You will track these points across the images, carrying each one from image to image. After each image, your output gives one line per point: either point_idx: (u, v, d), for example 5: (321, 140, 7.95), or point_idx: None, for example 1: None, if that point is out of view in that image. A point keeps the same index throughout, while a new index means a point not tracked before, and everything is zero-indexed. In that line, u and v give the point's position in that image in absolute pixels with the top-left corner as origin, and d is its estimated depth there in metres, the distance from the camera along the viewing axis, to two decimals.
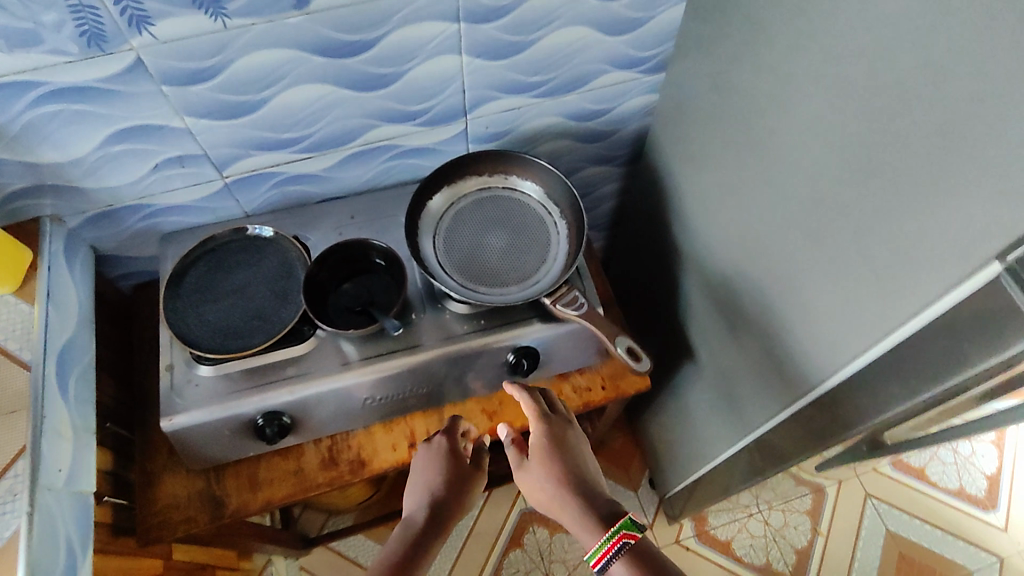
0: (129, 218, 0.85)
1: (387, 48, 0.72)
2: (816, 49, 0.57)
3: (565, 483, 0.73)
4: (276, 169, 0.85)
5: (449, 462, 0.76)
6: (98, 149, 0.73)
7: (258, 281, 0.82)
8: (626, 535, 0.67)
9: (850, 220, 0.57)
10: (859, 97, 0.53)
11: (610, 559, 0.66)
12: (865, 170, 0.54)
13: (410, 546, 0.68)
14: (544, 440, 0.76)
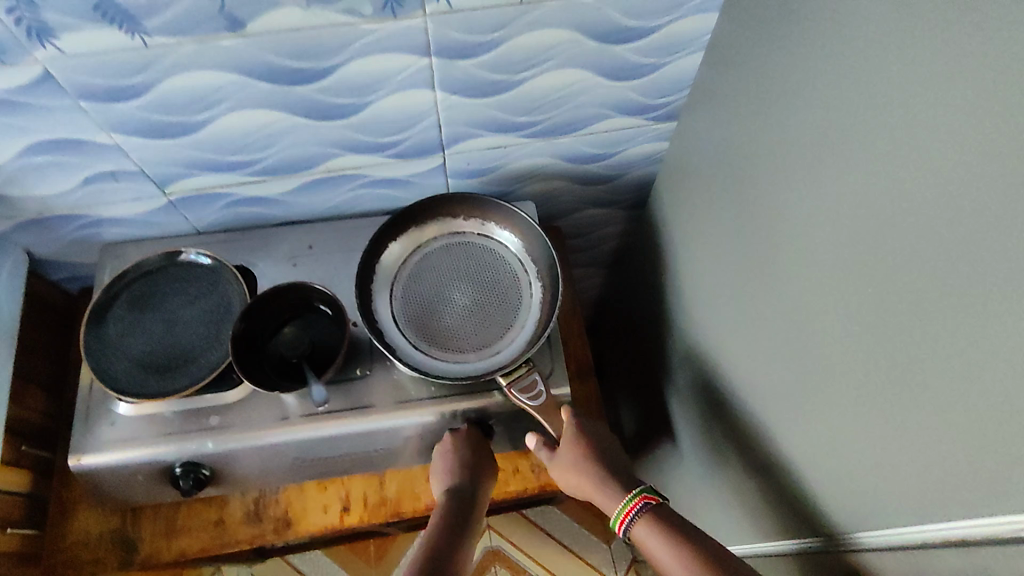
0: (65, 227, 0.78)
1: (344, 78, 0.63)
2: (858, 156, 0.48)
3: (597, 467, 0.68)
4: (223, 189, 0.76)
5: (472, 459, 0.73)
6: (16, 159, 0.66)
7: (193, 314, 0.75)
8: (647, 497, 0.61)
9: (876, 362, 0.48)
10: (897, 250, 0.45)
11: (633, 521, 0.60)
12: (893, 336, 0.46)
13: (439, 543, 0.65)
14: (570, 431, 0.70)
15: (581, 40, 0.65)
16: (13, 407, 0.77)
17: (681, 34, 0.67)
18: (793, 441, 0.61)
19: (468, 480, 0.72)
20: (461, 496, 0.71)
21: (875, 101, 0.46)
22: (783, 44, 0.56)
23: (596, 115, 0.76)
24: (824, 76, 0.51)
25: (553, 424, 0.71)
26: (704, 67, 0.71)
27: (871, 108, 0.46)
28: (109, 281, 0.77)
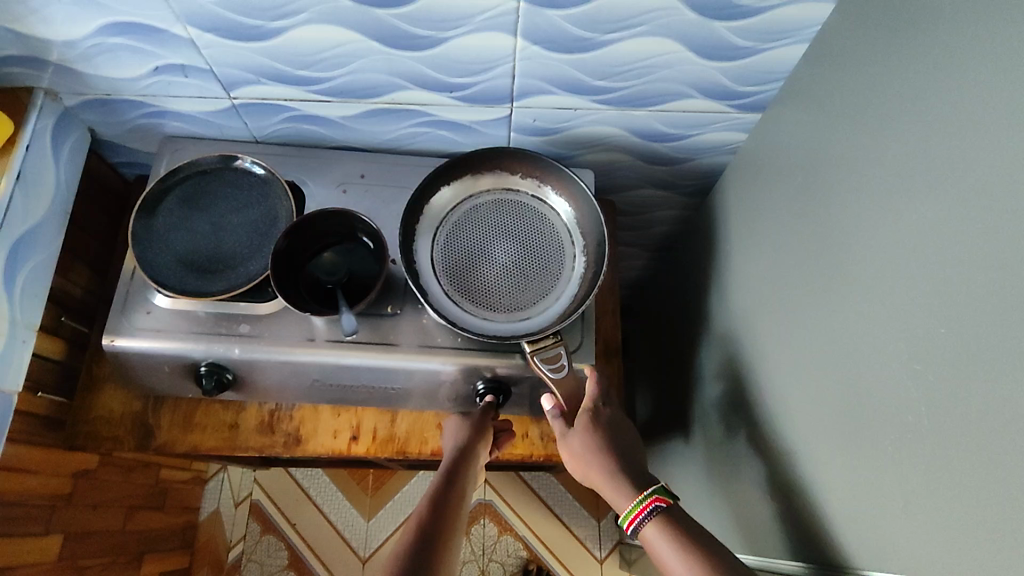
0: (130, 112, 0.78)
1: (428, 8, 0.61)
2: (950, 193, 0.45)
3: (607, 451, 0.65)
4: (286, 103, 0.76)
5: (480, 436, 0.71)
6: (93, 37, 0.66)
7: (240, 222, 0.75)
8: (659, 498, 0.59)
9: (918, 410, 0.46)
10: (985, 295, 0.41)
11: (644, 522, 0.58)
12: (957, 383, 0.43)
13: (436, 501, 0.62)
14: (588, 415, 0.67)
15: (679, 9, 0.61)
16: (58, 279, 0.80)
17: (783, 22, 0.62)
18: (812, 464, 0.60)
19: (472, 451, 0.69)
20: (463, 461, 0.68)
21: (986, 135, 0.42)
22: (898, 51, 0.51)
23: (677, 93, 0.72)
24: (933, 93, 0.47)
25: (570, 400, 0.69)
26: (806, 61, 0.66)
27: (980, 144, 0.43)
28: (162, 175, 0.77)
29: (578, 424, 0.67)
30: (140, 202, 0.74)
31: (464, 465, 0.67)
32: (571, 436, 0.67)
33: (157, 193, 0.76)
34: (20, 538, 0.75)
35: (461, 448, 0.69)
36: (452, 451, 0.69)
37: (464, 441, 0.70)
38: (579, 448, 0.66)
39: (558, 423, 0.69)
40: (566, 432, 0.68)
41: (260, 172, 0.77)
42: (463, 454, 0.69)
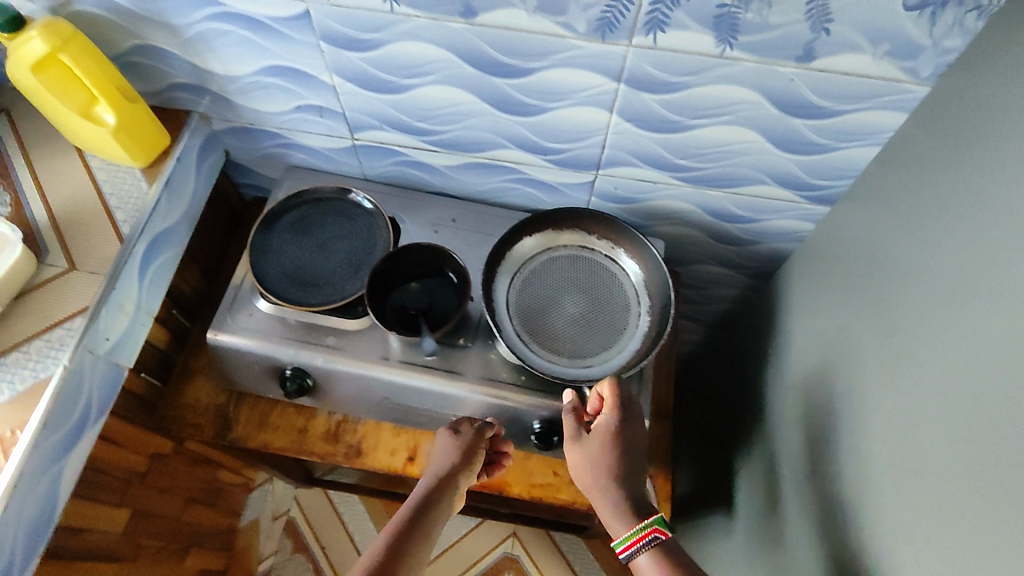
0: (265, 140, 0.91)
1: (539, 82, 0.70)
2: (988, 283, 0.49)
3: (614, 468, 0.68)
4: (401, 148, 0.87)
5: (465, 459, 0.73)
6: (253, 75, 0.79)
7: (342, 245, 0.84)
8: (658, 530, 0.63)
9: (974, 502, 0.47)
10: (1009, 378, 0.45)
11: (637, 551, 0.63)
12: (983, 455, 0.46)
13: (404, 527, 0.64)
14: (613, 424, 0.70)
15: (764, 105, 0.68)
16: (177, 276, 0.90)
17: (858, 126, 0.68)
18: (858, 537, 0.61)
19: (454, 474, 0.71)
20: (441, 487, 0.70)
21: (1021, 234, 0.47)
22: (959, 156, 0.55)
23: (750, 178, 0.79)
24: (981, 194, 0.52)
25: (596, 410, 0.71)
26: (877, 162, 0.71)
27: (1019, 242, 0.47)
28: (285, 196, 0.88)
29: (597, 431, 0.70)
30: (261, 220, 0.85)
31: (442, 488, 0.70)
32: (586, 442, 0.70)
33: (274, 213, 0.85)
34: (98, 504, 0.82)
35: (444, 470, 0.71)
36: (433, 472, 0.71)
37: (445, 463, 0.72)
38: (590, 453, 0.69)
39: (569, 419, 0.72)
40: (578, 435, 0.71)
41: (366, 205, 0.86)
42: (444, 477, 0.71)
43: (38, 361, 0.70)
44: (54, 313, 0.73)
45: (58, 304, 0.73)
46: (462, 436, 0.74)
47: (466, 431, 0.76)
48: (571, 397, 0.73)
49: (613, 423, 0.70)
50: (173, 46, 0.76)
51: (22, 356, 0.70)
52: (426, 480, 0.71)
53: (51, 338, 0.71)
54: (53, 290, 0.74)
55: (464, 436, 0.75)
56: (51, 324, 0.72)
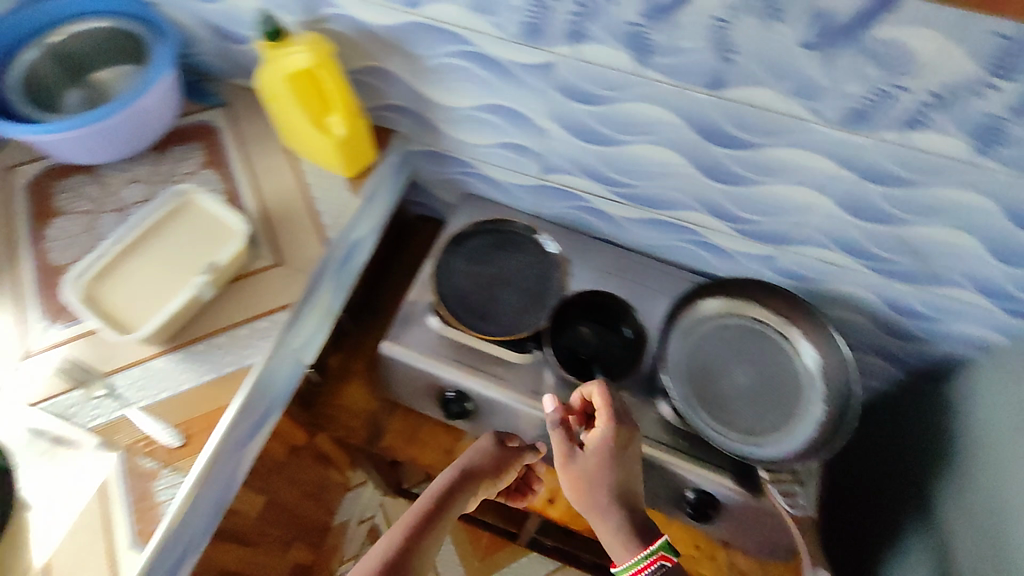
0: (453, 166, 0.95)
1: (761, 157, 0.71)
2: None
3: (611, 492, 0.68)
4: (586, 195, 0.89)
5: (497, 468, 0.77)
6: (469, 108, 0.83)
7: (517, 281, 0.87)
8: (663, 558, 0.67)
9: None
10: None
11: (646, 574, 0.67)
12: None
13: (419, 527, 0.68)
14: (609, 442, 0.69)
15: (995, 214, 0.66)
16: None
17: None
18: None
19: (483, 479, 0.75)
20: (461, 486, 0.74)
21: None
22: None
23: (949, 280, 0.77)
24: None
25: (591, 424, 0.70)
26: None
27: None
28: (473, 225, 0.92)
29: (591, 446, 0.70)
30: (442, 244, 0.89)
31: (460, 486, 0.74)
32: (584, 466, 0.69)
33: (456, 241, 0.90)
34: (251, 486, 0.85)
35: (473, 473, 0.75)
36: (461, 471, 0.75)
37: (468, 463, 0.76)
38: (583, 483, 0.68)
39: (558, 434, 0.71)
40: (573, 452, 0.70)
41: (547, 248, 0.89)
42: (469, 478, 0.75)
43: (242, 348, 0.75)
44: (260, 304, 0.77)
45: (264, 296, 0.78)
46: (504, 448, 0.79)
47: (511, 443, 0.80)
48: (554, 406, 0.73)
49: (603, 438, 0.69)
50: (404, 71, 0.81)
51: (229, 339, 0.75)
52: (450, 475, 0.75)
53: (257, 327, 0.76)
54: (261, 282, 0.79)
55: (506, 448, 0.79)
56: (257, 314, 0.77)
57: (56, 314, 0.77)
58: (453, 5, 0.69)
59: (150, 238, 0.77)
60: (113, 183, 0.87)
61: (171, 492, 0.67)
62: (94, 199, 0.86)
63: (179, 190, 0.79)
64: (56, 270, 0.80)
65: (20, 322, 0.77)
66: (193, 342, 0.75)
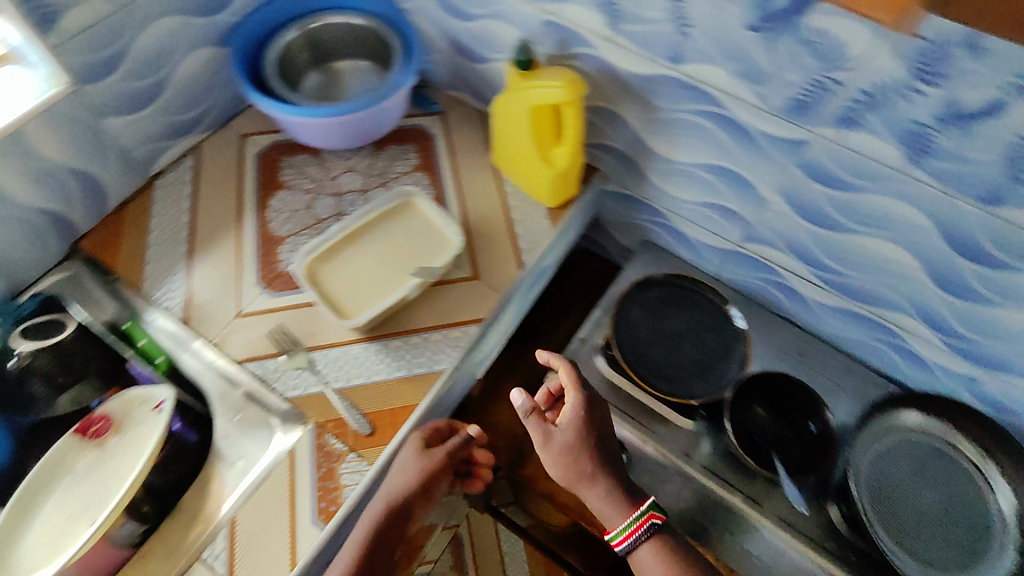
0: (644, 214, 0.95)
1: (1011, 279, 0.67)
2: None
3: (593, 461, 0.74)
4: (781, 271, 0.87)
5: (438, 473, 0.70)
6: (690, 164, 0.82)
7: (695, 343, 0.85)
8: (654, 514, 0.74)
9: None
10: None
11: (638, 539, 0.74)
12: None
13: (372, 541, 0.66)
14: (580, 412, 0.75)
15: None
16: None
17: None
18: None
19: (423, 497, 0.69)
20: (400, 498, 0.68)
21: None
22: None
23: None
24: None
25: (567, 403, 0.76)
26: None
27: None
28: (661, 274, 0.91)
29: (567, 423, 0.75)
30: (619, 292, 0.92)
31: (405, 496, 0.68)
32: (540, 437, 0.76)
33: (638, 287, 0.89)
34: None
35: (413, 486, 0.69)
36: (404, 484, 0.69)
37: (402, 476, 0.69)
38: (563, 455, 0.75)
39: (534, 420, 0.76)
40: (549, 434, 0.75)
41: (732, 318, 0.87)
42: (414, 493, 0.69)
43: (434, 353, 0.78)
44: (454, 314, 0.80)
45: (458, 307, 0.81)
46: (435, 457, 0.70)
47: (437, 451, 0.71)
48: (523, 396, 0.76)
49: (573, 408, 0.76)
50: (635, 118, 0.82)
51: (422, 342, 0.78)
52: (383, 502, 0.68)
53: (448, 335, 0.79)
54: (457, 292, 0.82)
55: (434, 455, 0.71)
56: (450, 323, 0.79)
57: (270, 281, 0.82)
58: (719, 68, 0.69)
59: (369, 230, 0.81)
60: (333, 168, 0.92)
61: (354, 478, 0.69)
62: (316, 179, 0.91)
63: (403, 191, 0.84)
64: (277, 240, 0.85)
65: (237, 283, 0.82)
66: (390, 336, 0.78)
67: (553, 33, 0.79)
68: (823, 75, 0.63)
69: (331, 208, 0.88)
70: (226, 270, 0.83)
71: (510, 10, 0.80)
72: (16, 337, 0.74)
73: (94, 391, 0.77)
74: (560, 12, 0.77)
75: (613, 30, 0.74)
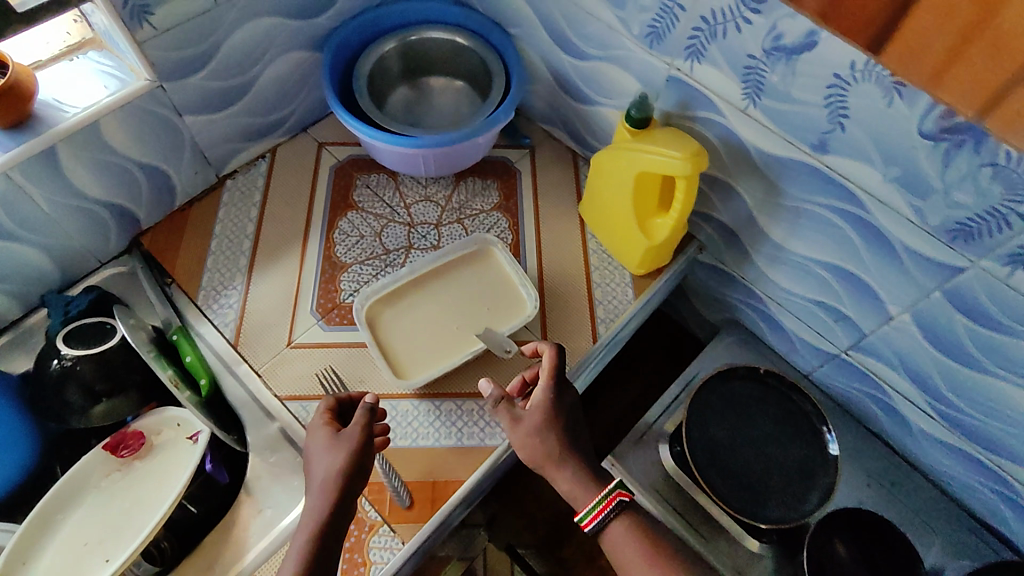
0: (738, 295, 0.86)
1: None
2: None
3: (561, 438, 0.61)
4: (888, 388, 0.77)
5: (364, 453, 0.59)
6: (807, 259, 0.73)
7: (776, 454, 0.76)
8: (622, 493, 0.60)
9: None
10: None
11: (607, 518, 0.60)
12: None
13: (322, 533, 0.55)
14: (550, 394, 0.63)
15: None
16: None
17: None
18: None
19: (363, 473, 0.59)
20: (342, 486, 0.57)
21: None
22: None
23: None
24: None
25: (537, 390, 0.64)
26: None
27: None
28: (749, 368, 0.81)
29: (535, 404, 0.63)
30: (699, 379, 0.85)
31: (349, 479, 0.57)
32: (516, 429, 0.62)
33: (720, 378, 0.80)
34: None
35: (344, 470, 0.58)
36: (333, 472, 0.57)
37: (335, 463, 0.58)
38: (537, 436, 0.61)
39: (501, 410, 0.64)
40: (516, 417, 0.63)
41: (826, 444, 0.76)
42: (348, 476, 0.58)
43: (488, 424, 0.71)
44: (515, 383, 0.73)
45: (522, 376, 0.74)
46: (352, 436, 0.59)
47: (350, 429, 0.60)
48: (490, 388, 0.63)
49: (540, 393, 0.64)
50: (753, 199, 0.73)
51: (477, 409, 0.72)
52: (324, 495, 0.57)
53: None
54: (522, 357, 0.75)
55: (348, 436, 0.60)
56: None
57: (326, 313, 0.77)
58: (871, 170, 0.60)
59: (439, 274, 0.75)
60: (408, 194, 0.86)
61: (384, 556, 0.64)
62: (389, 204, 0.85)
63: (481, 239, 0.76)
64: (340, 266, 0.80)
65: (293, 309, 0.77)
66: (443, 396, 0.72)
67: (673, 90, 0.70)
68: (1005, 206, 0.52)
69: (401, 240, 0.82)
70: (283, 293, 0.78)
71: (631, 58, 0.72)
72: (62, 344, 0.69)
73: (131, 407, 0.71)
74: (688, 71, 0.67)
75: (749, 102, 0.64)
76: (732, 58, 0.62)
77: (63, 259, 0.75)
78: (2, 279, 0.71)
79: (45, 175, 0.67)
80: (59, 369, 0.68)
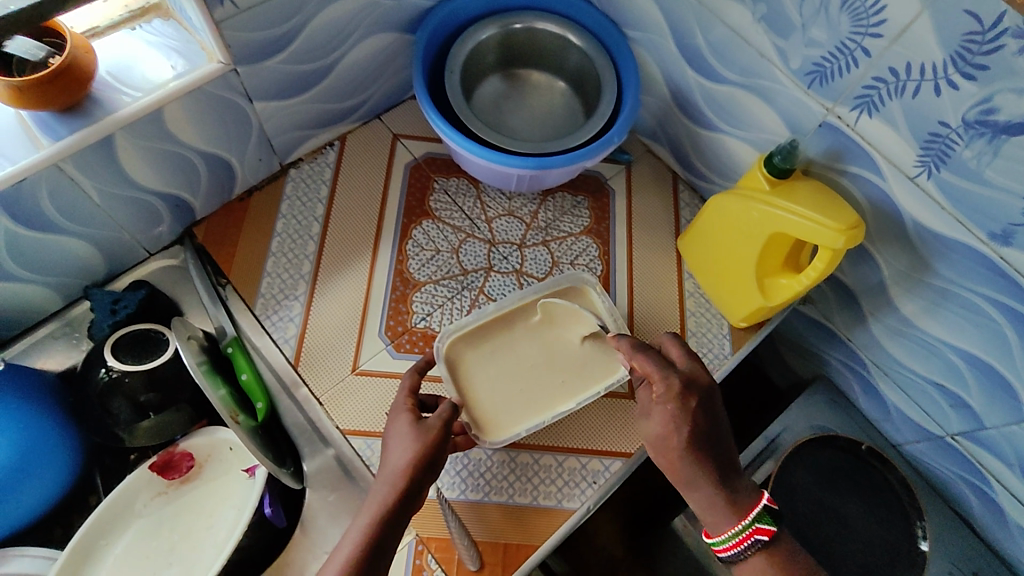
0: (837, 353, 0.79)
1: None
2: None
3: (692, 455, 0.54)
4: (995, 483, 0.70)
5: (441, 448, 0.53)
6: (938, 342, 0.65)
7: (861, 537, 0.73)
8: (762, 528, 0.54)
9: None
10: None
11: (745, 549, 0.54)
12: None
13: (384, 519, 0.49)
14: (680, 396, 0.55)
15: None
16: None
17: None
18: None
19: (437, 467, 0.53)
20: (413, 474, 0.51)
21: None
22: None
23: None
24: None
25: (663, 384, 0.56)
26: None
27: None
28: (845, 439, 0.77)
29: (665, 405, 0.55)
30: (785, 445, 0.79)
31: (420, 470, 0.51)
32: (659, 415, 0.55)
33: (811, 448, 0.77)
34: None
35: (419, 460, 0.52)
36: (404, 461, 0.51)
37: (411, 449, 0.52)
38: (680, 428, 0.54)
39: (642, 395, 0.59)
40: (650, 413, 0.57)
41: (917, 538, 0.73)
42: (421, 471, 0.51)
43: (567, 485, 0.65)
44: (596, 441, 0.67)
45: (604, 433, 0.67)
46: (431, 428, 0.53)
47: (433, 420, 0.54)
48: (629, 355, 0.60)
49: (669, 391, 0.55)
50: (890, 269, 0.64)
51: (553, 465, 0.66)
52: (391, 482, 0.50)
53: (585, 465, 0.66)
54: (605, 411, 0.69)
55: (428, 426, 0.54)
56: (590, 450, 0.67)
57: (395, 337, 0.70)
58: None
59: (529, 313, 0.67)
60: (491, 206, 0.78)
61: None
62: (467, 215, 0.77)
63: (576, 277, 0.69)
64: (412, 285, 0.72)
65: (359, 329, 0.70)
66: (519, 447, 0.66)
67: (824, 138, 0.61)
68: None
69: (480, 259, 0.74)
70: (349, 309, 0.71)
71: (779, 93, 0.61)
72: (110, 353, 0.63)
73: (180, 424, 0.66)
74: (851, 123, 0.58)
75: (923, 172, 0.55)
76: (917, 121, 0.53)
77: (109, 251, 0.67)
78: (48, 274, 0.64)
79: (100, 167, 0.58)
80: (106, 380, 0.62)
